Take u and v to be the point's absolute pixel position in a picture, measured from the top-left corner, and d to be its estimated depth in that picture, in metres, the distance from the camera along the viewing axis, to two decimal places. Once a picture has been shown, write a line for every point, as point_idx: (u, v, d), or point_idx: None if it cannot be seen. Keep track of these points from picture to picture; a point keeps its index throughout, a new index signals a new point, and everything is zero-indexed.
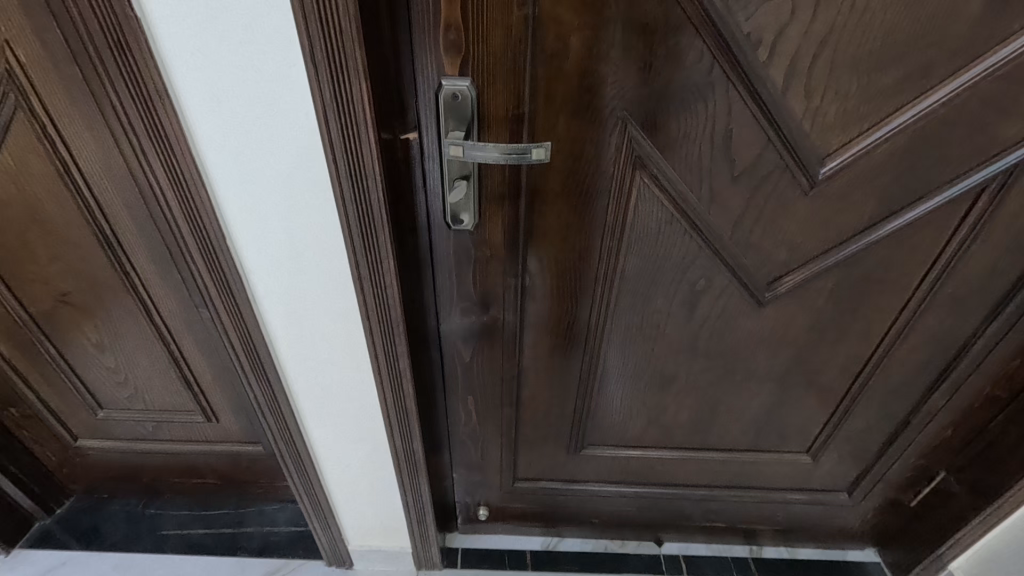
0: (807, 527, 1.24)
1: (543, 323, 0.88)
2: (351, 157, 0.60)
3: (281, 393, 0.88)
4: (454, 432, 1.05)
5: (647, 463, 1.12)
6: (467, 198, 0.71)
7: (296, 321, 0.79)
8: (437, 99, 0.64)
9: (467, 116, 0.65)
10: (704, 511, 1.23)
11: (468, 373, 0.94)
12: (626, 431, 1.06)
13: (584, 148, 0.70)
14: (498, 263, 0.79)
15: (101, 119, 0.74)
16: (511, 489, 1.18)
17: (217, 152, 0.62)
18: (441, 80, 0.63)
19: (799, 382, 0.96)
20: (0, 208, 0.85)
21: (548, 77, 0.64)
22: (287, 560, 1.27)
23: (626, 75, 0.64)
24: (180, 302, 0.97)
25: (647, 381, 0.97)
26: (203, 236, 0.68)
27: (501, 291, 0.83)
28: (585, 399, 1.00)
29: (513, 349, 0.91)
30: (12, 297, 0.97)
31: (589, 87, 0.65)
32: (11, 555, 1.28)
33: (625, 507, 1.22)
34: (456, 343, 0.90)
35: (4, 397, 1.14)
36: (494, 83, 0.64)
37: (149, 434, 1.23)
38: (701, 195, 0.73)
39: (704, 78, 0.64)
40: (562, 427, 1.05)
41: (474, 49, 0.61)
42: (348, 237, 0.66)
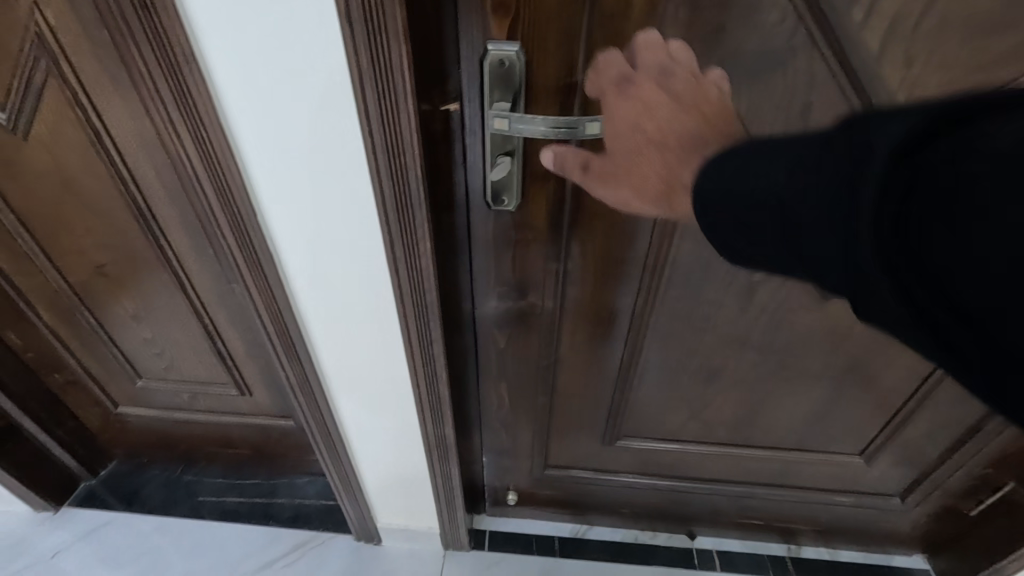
0: (851, 529, 1.18)
1: (585, 310, 0.83)
2: (388, 130, 0.56)
3: (312, 371, 0.87)
4: (486, 418, 1.03)
5: (684, 457, 1.07)
6: (511, 176, 0.65)
7: (328, 301, 0.76)
8: (481, 66, 0.58)
9: (514, 86, 0.59)
10: (742, 508, 1.17)
11: (503, 360, 0.91)
12: (665, 424, 1.02)
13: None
14: (540, 245, 0.75)
15: (132, 88, 0.71)
16: (541, 476, 1.15)
17: (248, 121, 0.58)
18: (486, 45, 0.57)
19: (858, 380, 0.90)
20: (38, 177, 0.84)
21: (607, 41, 0.58)
22: (317, 533, 1.29)
23: (695, 41, 0.57)
24: (212, 276, 0.96)
25: (691, 373, 0.91)
26: (233, 213, 0.66)
27: (541, 276, 0.78)
28: (624, 390, 0.95)
29: (551, 336, 0.87)
30: (52, 266, 0.98)
31: None
32: (59, 513, 1.33)
33: (658, 500, 1.18)
34: (491, 328, 0.86)
35: (48, 362, 1.17)
36: (547, 48, 0.58)
37: (185, 404, 1.25)
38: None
39: (785, 43, 0.57)
40: (597, 417, 1.01)
41: (526, 10, 0.55)
42: (383, 217, 0.63)
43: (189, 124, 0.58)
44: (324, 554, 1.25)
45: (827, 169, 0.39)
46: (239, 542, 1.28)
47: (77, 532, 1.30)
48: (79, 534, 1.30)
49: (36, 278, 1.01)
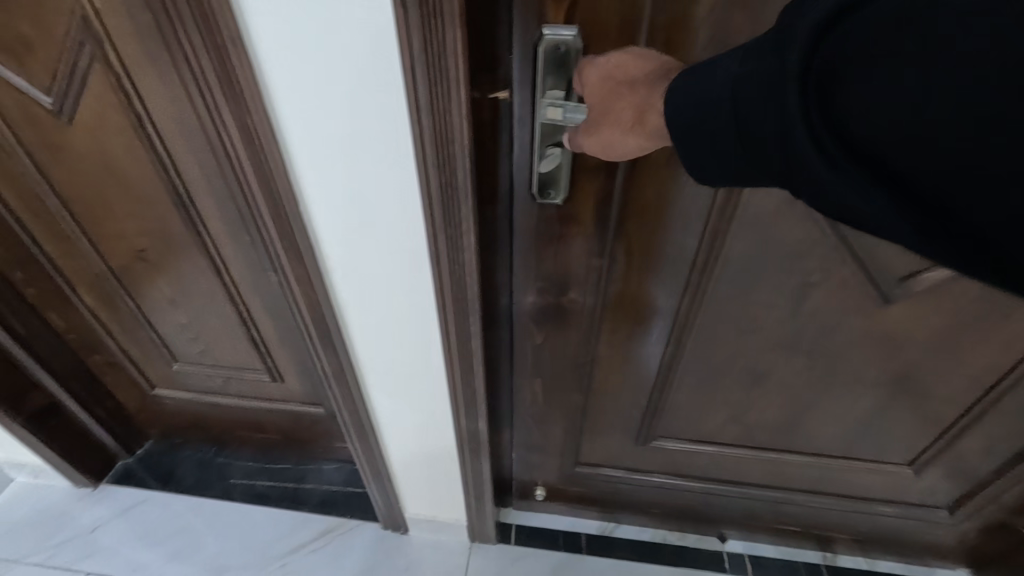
0: (892, 540, 1.14)
1: (628, 308, 0.80)
2: (438, 118, 0.53)
3: (348, 361, 0.86)
4: (518, 413, 1.01)
5: (720, 460, 1.04)
6: (560, 168, 0.62)
7: (367, 292, 0.75)
8: (536, 51, 0.55)
9: (569, 72, 0.56)
10: (777, 513, 1.14)
11: (539, 356, 0.89)
12: (702, 426, 0.99)
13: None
14: (584, 240, 0.72)
15: (174, 71, 0.70)
16: (571, 473, 1.14)
17: (294, 108, 0.57)
18: (542, 29, 0.54)
19: (915, 388, 0.85)
20: (82, 162, 0.85)
21: (670, 27, 0.54)
22: (345, 519, 1.29)
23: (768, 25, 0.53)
24: (249, 264, 0.95)
25: (734, 375, 0.88)
26: (275, 202, 0.64)
27: (583, 271, 0.76)
28: (662, 390, 0.92)
29: (590, 333, 0.84)
30: (94, 250, 0.99)
31: (719, 38, 0.55)
32: (98, 489, 1.37)
33: (689, 501, 1.15)
34: (529, 324, 0.84)
35: (89, 343, 1.19)
36: (605, 34, 0.55)
37: (219, 388, 1.26)
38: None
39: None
40: (633, 416, 0.99)
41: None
42: (428, 208, 0.61)
43: (234, 110, 0.57)
44: (351, 541, 1.26)
45: (757, 64, 0.39)
46: (269, 525, 1.30)
47: (115, 509, 1.33)
48: (117, 510, 1.33)
49: (78, 261, 1.02)
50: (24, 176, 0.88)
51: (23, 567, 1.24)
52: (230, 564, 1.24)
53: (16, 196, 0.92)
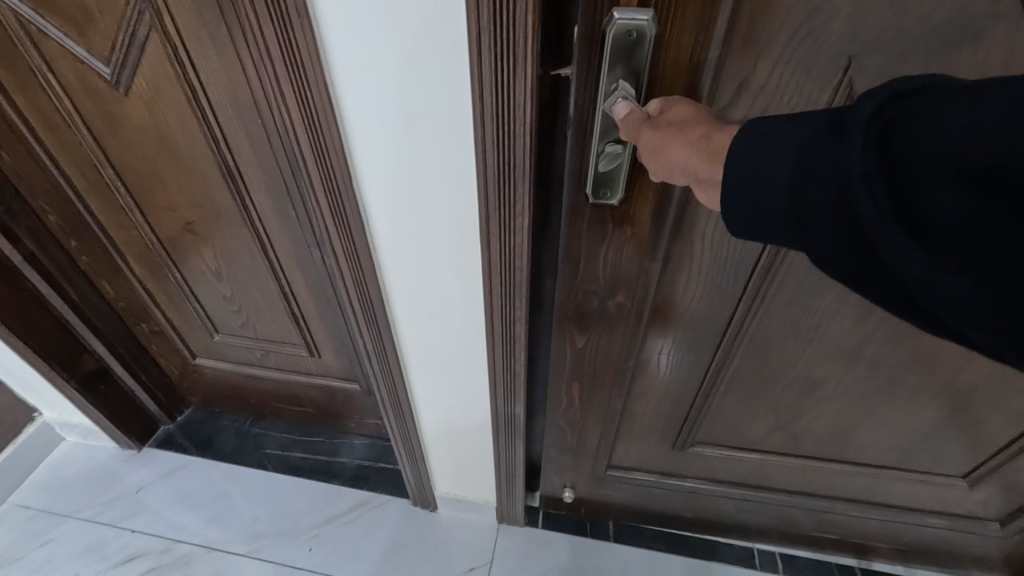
0: (935, 550, 1.10)
1: (678, 309, 0.78)
2: (500, 93, 0.52)
3: (390, 340, 0.87)
4: (552, 417, 0.99)
5: (757, 465, 1.02)
6: (618, 168, 0.60)
7: (414, 271, 0.75)
8: (602, 35, 0.52)
9: (637, 62, 0.53)
10: (814, 521, 1.11)
11: (578, 362, 0.87)
12: (743, 429, 0.96)
13: (780, 103, 0.56)
14: (635, 247, 0.69)
15: (229, 41, 0.70)
16: (602, 476, 1.12)
17: (354, 83, 0.56)
18: (614, 13, 0.50)
19: (982, 401, 0.81)
20: (135, 133, 0.86)
21: (757, 12, 0.51)
22: (376, 494, 1.32)
23: (872, 7, 0.49)
24: (294, 240, 0.96)
25: (784, 380, 0.86)
26: (328, 176, 0.64)
27: (636, 280, 0.73)
28: (707, 396, 0.91)
29: (636, 336, 0.82)
30: (145, 222, 1.01)
31: (808, 25, 0.51)
32: (142, 452, 1.42)
33: (723, 507, 1.13)
34: (569, 326, 0.82)
35: (136, 312, 1.23)
36: (684, 19, 0.51)
37: (257, 360, 1.29)
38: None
39: (986, 11, 0.47)
40: (673, 418, 0.97)
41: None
42: (483, 186, 0.60)
43: (292, 82, 0.56)
44: (381, 516, 1.28)
45: (815, 138, 0.38)
46: (303, 495, 1.33)
47: (158, 472, 1.39)
48: (160, 473, 1.39)
49: (129, 231, 1.05)
50: (80, 145, 0.90)
51: (73, 521, 1.30)
52: (264, 529, 1.27)
53: (72, 166, 0.95)
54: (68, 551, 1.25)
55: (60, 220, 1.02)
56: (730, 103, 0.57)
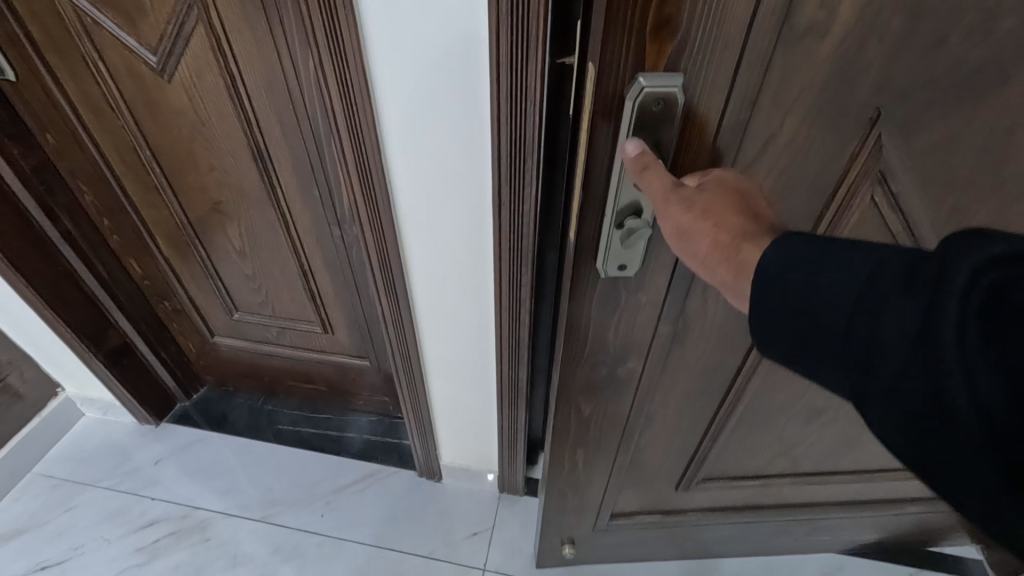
0: (912, 530, 1.23)
1: (691, 355, 0.82)
2: (515, 75, 0.60)
3: (407, 310, 0.96)
4: (553, 483, 1.02)
5: (760, 491, 1.11)
6: (637, 244, 0.62)
7: (433, 238, 0.84)
8: (625, 100, 0.51)
9: (662, 127, 0.53)
10: (811, 529, 1.20)
11: (584, 427, 0.91)
12: (743, 459, 1.05)
13: (808, 156, 0.59)
14: (649, 310, 0.73)
15: (269, 34, 0.78)
16: (604, 528, 1.16)
17: (387, 63, 0.65)
18: (640, 81, 0.49)
19: None
20: (172, 119, 0.94)
21: (789, 71, 0.52)
22: (383, 466, 1.39)
23: (904, 57, 0.51)
24: (316, 220, 1.04)
25: (777, 398, 0.92)
26: (359, 149, 0.73)
27: (650, 343, 0.78)
28: (714, 438, 0.99)
29: (642, 394, 0.87)
30: (176, 201, 1.08)
31: (841, 75, 0.52)
32: (159, 427, 1.50)
33: (727, 533, 1.20)
34: (578, 401, 0.85)
35: (159, 289, 1.30)
36: (718, 84, 0.51)
37: (273, 338, 1.37)
38: (933, 201, 0.63)
39: (1006, 57, 0.51)
40: (680, 459, 1.04)
41: (699, 43, 0.48)
42: (496, 159, 0.68)
43: (333, 62, 0.64)
44: (391, 488, 1.35)
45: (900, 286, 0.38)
46: (313, 466, 1.40)
47: (175, 445, 1.46)
48: (176, 447, 1.45)
49: (160, 211, 1.12)
50: (121, 128, 0.98)
51: (95, 488, 1.37)
52: (280, 497, 1.34)
53: (112, 147, 1.02)
54: (92, 514, 1.32)
55: (95, 200, 1.10)
56: (755, 159, 0.58)
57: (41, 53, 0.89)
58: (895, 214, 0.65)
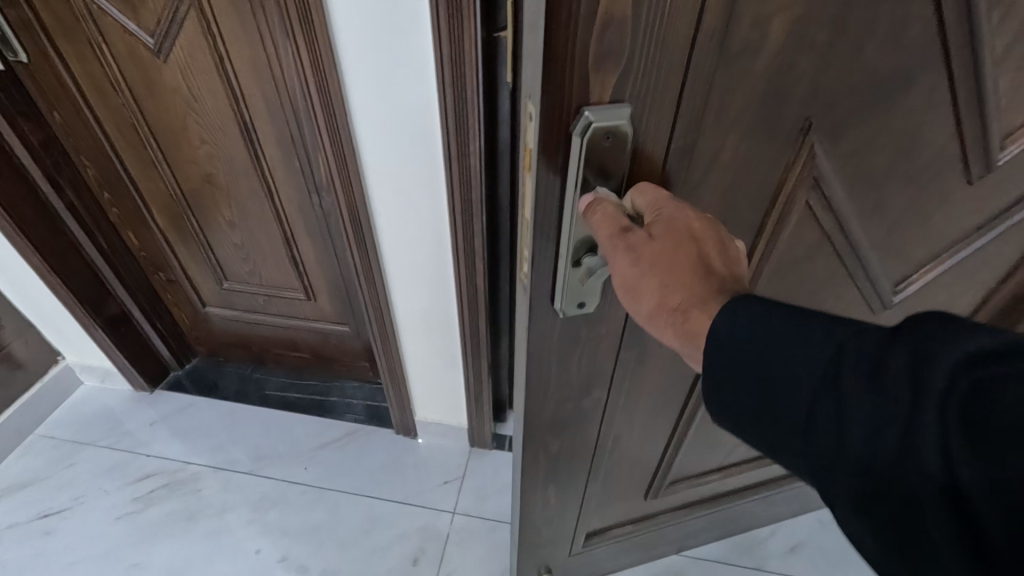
0: None
1: (652, 372, 0.79)
2: (454, 46, 0.73)
3: (376, 265, 1.06)
4: (529, 520, 0.94)
5: (721, 480, 1.16)
6: (593, 284, 0.54)
7: (398, 198, 0.95)
8: (572, 138, 0.45)
9: (612, 163, 0.47)
10: (766, 503, 1.29)
11: (553, 464, 0.84)
12: (705, 456, 1.07)
13: (745, 171, 0.55)
14: (608, 341, 0.67)
15: (252, 18, 0.90)
16: (580, 549, 1.12)
17: (349, 38, 0.76)
18: (587, 117, 0.43)
19: None
20: (166, 97, 1.05)
21: (728, 90, 0.48)
22: (363, 425, 1.50)
23: (829, 69, 0.49)
24: (297, 188, 1.16)
25: None
26: (330, 117, 0.84)
27: (612, 371, 0.73)
28: (676, 444, 0.98)
29: (607, 420, 0.82)
30: (171, 174, 1.19)
31: (776, 91, 0.49)
32: (153, 394, 1.59)
33: (696, 524, 1.24)
34: (545, 438, 0.78)
35: (155, 260, 1.41)
36: (662, 109, 0.46)
37: (260, 307, 1.48)
38: (858, 199, 0.64)
39: (916, 62, 0.51)
40: (647, 471, 1.01)
41: (640, 68, 0.43)
42: (444, 120, 0.81)
43: (305, 37, 0.76)
44: (370, 442, 1.46)
45: (873, 366, 0.37)
46: (299, 425, 1.51)
47: (168, 409, 1.56)
48: (169, 412, 1.55)
49: (156, 183, 1.23)
50: (122, 106, 1.09)
51: (94, 448, 1.47)
52: (267, 454, 1.44)
53: (112, 124, 1.13)
54: (92, 470, 1.42)
55: (96, 174, 1.22)
56: (701, 180, 0.54)
57: (50, 36, 1.00)
58: (828, 214, 0.64)
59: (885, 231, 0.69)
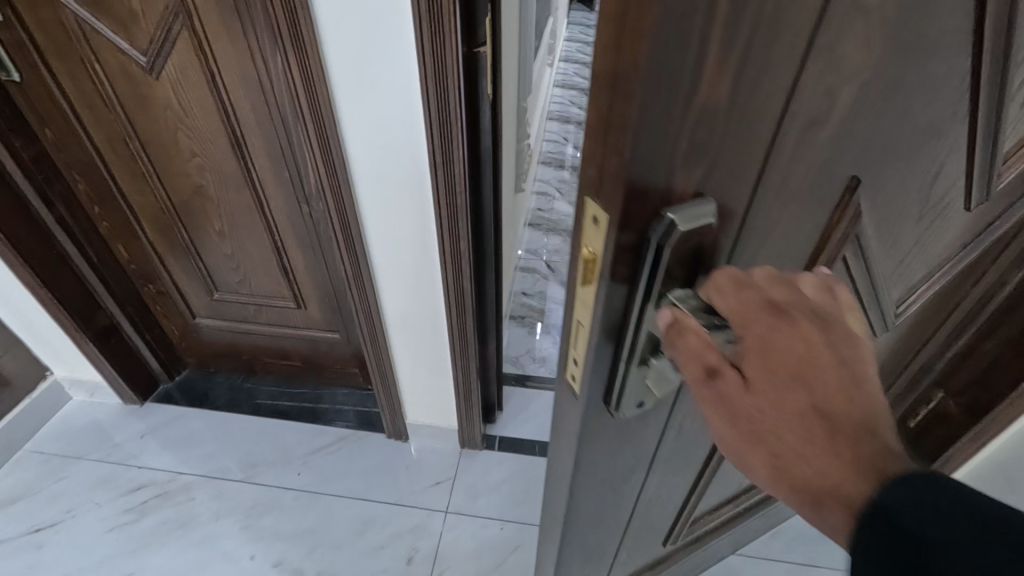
0: None
1: (685, 438, 0.70)
2: (436, 61, 0.79)
3: (365, 267, 1.09)
4: None
5: (733, 509, 1.11)
6: (658, 384, 0.46)
7: (385, 205, 0.99)
8: (649, 243, 0.36)
9: (679, 267, 0.38)
10: (766, 517, 1.28)
11: (583, 554, 0.71)
12: (726, 493, 1.01)
13: (794, 237, 0.48)
14: (649, 425, 0.57)
15: (243, 36, 0.95)
16: None
17: (337, 54, 0.81)
18: (669, 218, 0.35)
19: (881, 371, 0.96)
20: (158, 113, 1.09)
21: (792, 162, 0.40)
22: (352, 432, 1.52)
23: (881, 126, 0.43)
24: (287, 198, 1.19)
25: None
26: (320, 127, 0.88)
27: (649, 453, 0.64)
28: (699, 491, 0.90)
29: (637, 498, 0.72)
30: (161, 185, 1.22)
31: (836, 153, 0.42)
32: (143, 406, 1.60)
33: (709, 552, 1.21)
34: (581, 541, 0.66)
35: (145, 272, 1.43)
36: (740, 187, 0.38)
37: (250, 316, 1.50)
38: (881, 244, 0.58)
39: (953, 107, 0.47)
40: (667, 524, 0.94)
41: (730, 150, 0.36)
42: (429, 131, 0.86)
43: (295, 51, 0.80)
44: (362, 446, 1.49)
45: None
46: (289, 433, 1.53)
47: (159, 420, 1.57)
48: (159, 423, 1.56)
49: (147, 195, 1.25)
50: (114, 121, 1.12)
51: (84, 461, 1.47)
52: (259, 459, 1.47)
53: (103, 138, 1.16)
54: (82, 483, 1.42)
55: (87, 187, 1.24)
56: (758, 255, 0.46)
57: (44, 55, 1.03)
58: (859, 262, 0.58)
59: (895, 265, 0.65)
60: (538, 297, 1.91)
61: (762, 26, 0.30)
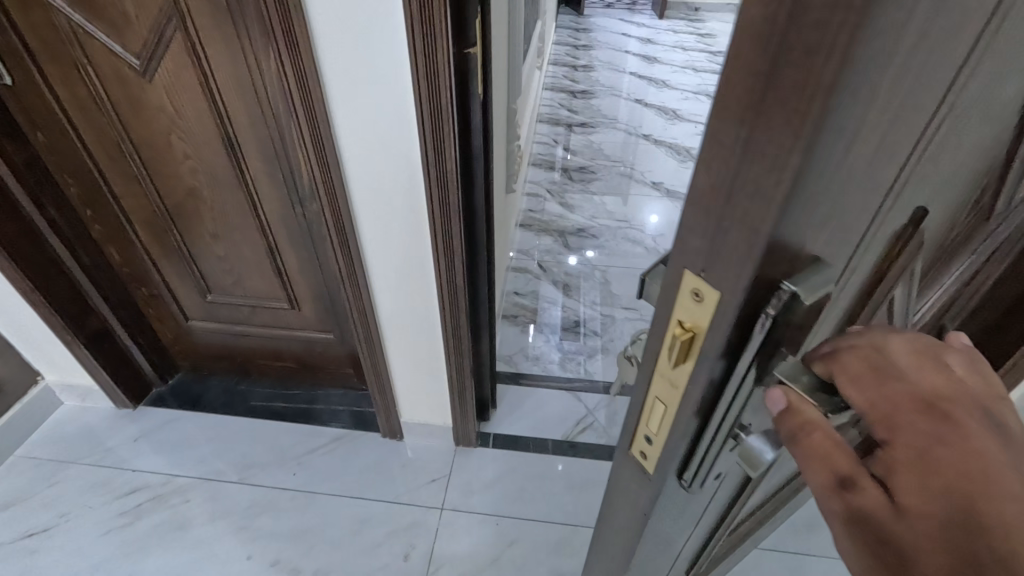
0: None
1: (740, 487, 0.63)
2: (428, 63, 0.80)
3: (358, 264, 1.10)
4: None
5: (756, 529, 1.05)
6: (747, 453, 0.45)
7: (377, 204, 1.01)
8: (758, 324, 0.34)
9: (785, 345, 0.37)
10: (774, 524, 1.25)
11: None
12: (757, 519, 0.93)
13: (871, 278, 0.45)
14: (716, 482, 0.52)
15: (236, 40, 0.96)
16: None
17: (330, 55, 0.83)
18: (783, 293, 0.33)
19: None
20: (151, 115, 1.10)
21: (894, 205, 0.37)
22: (346, 432, 1.53)
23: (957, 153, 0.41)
24: (280, 200, 1.20)
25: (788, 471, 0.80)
26: (313, 127, 0.89)
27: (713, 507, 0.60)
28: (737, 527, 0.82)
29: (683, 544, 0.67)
30: (153, 187, 1.22)
31: (922, 188, 0.40)
32: (136, 410, 1.59)
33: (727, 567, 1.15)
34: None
35: (138, 276, 1.43)
36: (852, 239, 0.35)
37: (244, 318, 1.50)
38: (924, 265, 0.57)
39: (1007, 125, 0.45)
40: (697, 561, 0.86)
41: (858, 202, 0.32)
42: (422, 132, 0.88)
43: (288, 51, 0.81)
44: (357, 445, 1.49)
45: None
46: (284, 433, 1.53)
47: (153, 423, 1.56)
48: (153, 427, 1.55)
49: (139, 198, 1.26)
50: (106, 124, 1.12)
51: (78, 465, 1.46)
52: (254, 461, 1.47)
53: (95, 141, 1.16)
54: (75, 487, 1.42)
55: (78, 190, 1.24)
56: (845, 303, 0.43)
57: (36, 59, 1.04)
58: (909, 288, 0.56)
59: (926, 280, 0.64)
60: (530, 297, 1.93)
61: (910, 72, 0.27)
